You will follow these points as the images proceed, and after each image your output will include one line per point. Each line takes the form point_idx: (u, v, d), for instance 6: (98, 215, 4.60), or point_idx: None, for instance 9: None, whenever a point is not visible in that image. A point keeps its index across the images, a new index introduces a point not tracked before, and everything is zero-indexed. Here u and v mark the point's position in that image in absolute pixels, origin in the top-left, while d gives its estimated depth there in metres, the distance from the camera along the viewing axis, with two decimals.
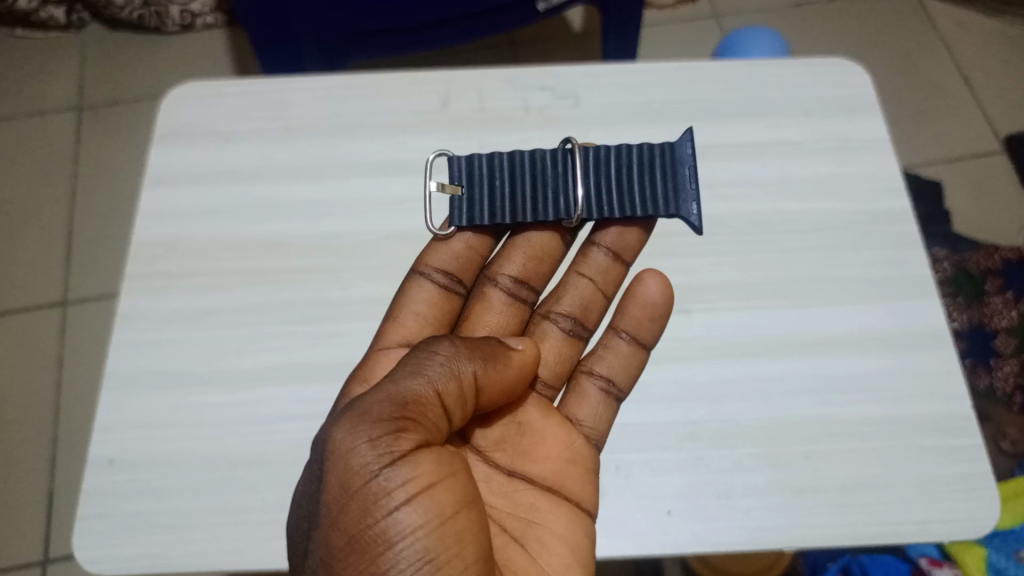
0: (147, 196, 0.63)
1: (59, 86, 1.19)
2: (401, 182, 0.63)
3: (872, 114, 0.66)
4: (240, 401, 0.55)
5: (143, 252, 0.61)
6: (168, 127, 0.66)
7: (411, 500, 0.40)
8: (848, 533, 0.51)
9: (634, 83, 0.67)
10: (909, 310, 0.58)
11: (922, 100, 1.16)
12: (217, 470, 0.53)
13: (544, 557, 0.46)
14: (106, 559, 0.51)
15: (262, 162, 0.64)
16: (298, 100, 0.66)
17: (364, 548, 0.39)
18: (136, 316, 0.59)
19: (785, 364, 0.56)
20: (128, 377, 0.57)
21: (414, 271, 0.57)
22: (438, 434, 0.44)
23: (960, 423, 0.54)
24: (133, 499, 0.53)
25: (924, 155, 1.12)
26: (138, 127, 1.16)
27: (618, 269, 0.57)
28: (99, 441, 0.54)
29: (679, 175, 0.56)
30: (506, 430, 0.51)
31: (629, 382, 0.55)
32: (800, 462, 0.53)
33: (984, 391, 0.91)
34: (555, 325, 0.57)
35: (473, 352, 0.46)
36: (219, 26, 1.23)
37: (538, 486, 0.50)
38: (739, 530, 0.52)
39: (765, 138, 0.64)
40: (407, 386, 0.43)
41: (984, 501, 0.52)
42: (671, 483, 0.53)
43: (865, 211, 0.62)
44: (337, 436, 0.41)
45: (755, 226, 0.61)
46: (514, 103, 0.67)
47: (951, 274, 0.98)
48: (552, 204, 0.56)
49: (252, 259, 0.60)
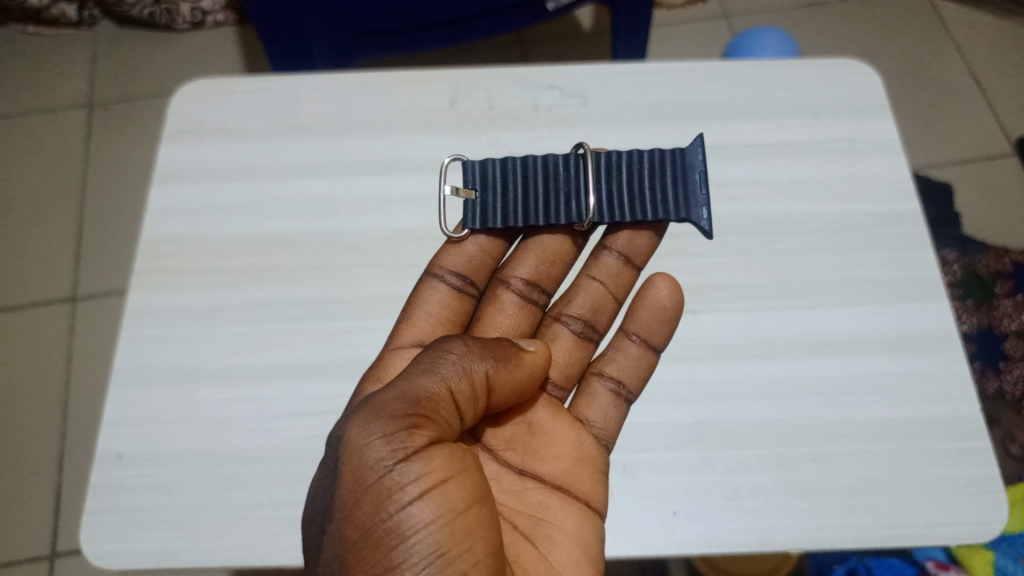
0: (158, 193, 0.63)
1: (70, 83, 1.19)
2: (410, 180, 0.63)
3: (883, 115, 0.66)
4: (248, 398, 0.56)
5: (152, 249, 0.61)
6: (179, 123, 0.66)
7: (423, 495, 0.40)
8: (854, 535, 0.51)
9: (644, 83, 0.67)
10: (917, 313, 0.58)
11: (932, 101, 1.16)
12: (225, 466, 0.53)
13: (553, 554, 0.46)
14: (113, 554, 0.52)
15: (272, 160, 0.64)
16: (309, 98, 0.67)
17: (377, 541, 0.39)
18: (145, 312, 0.59)
19: (794, 365, 0.56)
20: (137, 372, 0.57)
21: (426, 272, 0.57)
22: (450, 431, 0.44)
23: (970, 426, 0.54)
24: (141, 493, 0.53)
25: (934, 156, 1.11)
26: (148, 125, 1.16)
27: (628, 272, 0.57)
28: (108, 436, 0.55)
29: (690, 181, 0.56)
30: (517, 429, 0.51)
31: (639, 384, 0.54)
32: (806, 464, 0.53)
33: (993, 395, 0.91)
34: (566, 327, 0.57)
35: (484, 351, 0.46)
36: (230, 24, 1.24)
37: (547, 485, 0.50)
38: (746, 531, 0.52)
39: (774, 139, 0.64)
40: (419, 383, 0.43)
41: (991, 504, 0.52)
42: (676, 483, 0.53)
43: (875, 212, 0.62)
44: (351, 432, 0.41)
45: (764, 227, 0.61)
46: (523, 102, 0.67)
47: (960, 276, 0.98)
48: (564, 209, 0.56)
49: (262, 257, 0.61)
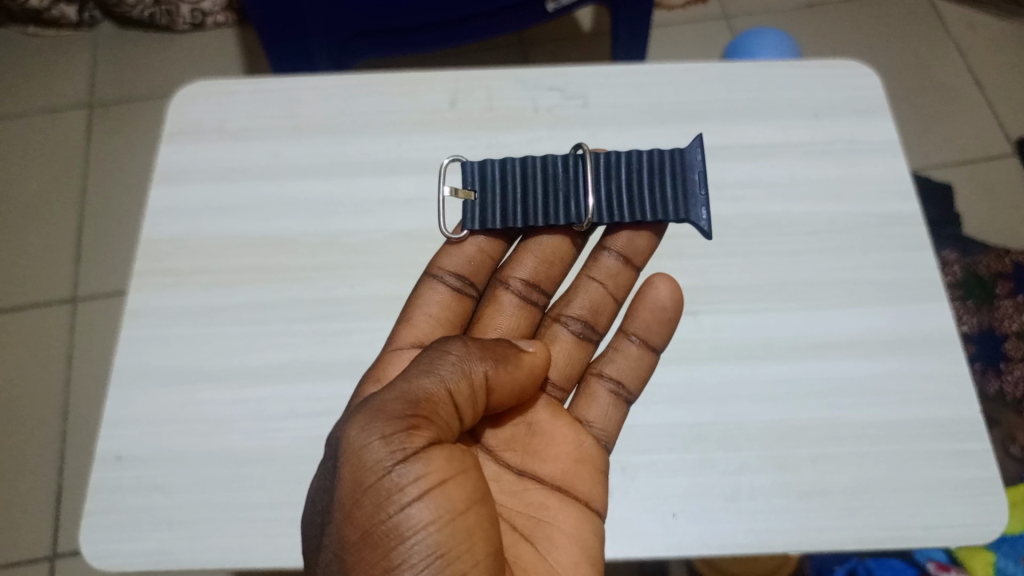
0: (157, 193, 0.63)
1: (71, 84, 1.19)
2: (409, 181, 0.63)
3: (883, 116, 0.66)
4: (247, 399, 0.56)
5: (151, 250, 0.61)
6: (179, 124, 0.66)
7: (423, 496, 0.40)
8: (854, 536, 0.51)
9: (644, 83, 0.67)
10: (918, 314, 0.58)
11: (933, 102, 1.16)
12: (225, 467, 0.53)
13: (554, 555, 0.46)
14: (113, 554, 0.52)
15: (272, 160, 0.64)
16: (309, 98, 0.67)
17: (377, 542, 0.39)
18: (145, 313, 0.59)
19: (794, 366, 0.56)
20: (136, 373, 0.57)
21: (426, 273, 0.57)
22: (449, 432, 0.44)
23: (970, 427, 0.54)
24: (141, 494, 0.53)
25: (935, 157, 1.11)
26: (149, 126, 1.16)
27: (628, 273, 0.57)
28: (107, 436, 0.55)
29: (689, 181, 0.56)
30: (516, 430, 0.51)
31: (639, 384, 0.54)
32: (806, 465, 0.53)
33: (994, 395, 0.90)
34: (565, 328, 0.57)
35: (484, 352, 0.46)
36: (230, 25, 1.24)
37: (547, 485, 0.50)
38: (745, 532, 0.52)
39: (774, 139, 0.64)
40: (419, 384, 0.43)
41: (992, 506, 0.52)
42: (676, 485, 0.53)
43: (874, 213, 0.62)
44: (350, 433, 0.41)
45: (764, 228, 0.61)
46: (523, 103, 0.67)
47: (960, 277, 0.98)
48: (563, 209, 0.56)
49: (261, 257, 0.61)
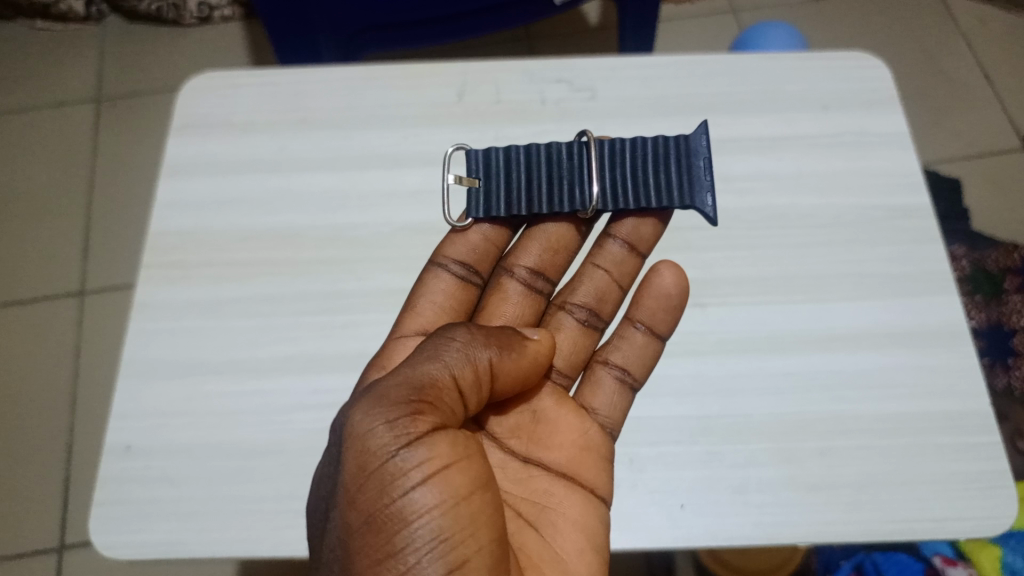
0: (163, 187, 0.64)
1: (78, 77, 1.20)
2: (416, 174, 0.63)
3: (893, 109, 0.65)
4: (253, 391, 0.56)
5: (160, 242, 0.62)
6: (187, 117, 0.67)
7: (427, 480, 0.40)
8: (862, 529, 0.51)
9: (651, 76, 0.66)
10: (926, 307, 0.58)
11: (943, 96, 1.15)
12: (232, 459, 0.53)
13: (559, 541, 0.47)
14: (123, 545, 0.52)
15: (278, 153, 0.64)
16: (316, 91, 0.67)
17: (381, 527, 0.39)
18: (153, 306, 0.59)
19: (800, 359, 0.56)
20: (143, 365, 0.57)
21: (431, 262, 0.57)
22: (454, 418, 0.44)
23: (979, 421, 0.54)
24: (149, 486, 0.53)
25: (943, 152, 1.10)
26: (155, 118, 1.17)
27: (633, 261, 0.57)
28: (116, 428, 0.55)
29: (694, 167, 0.57)
30: (521, 418, 0.51)
31: (644, 372, 0.54)
32: (814, 459, 0.53)
33: (1002, 391, 0.90)
34: (570, 316, 0.57)
35: (489, 339, 0.46)
36: (237, 19, 1.24)
37: (552, 472, 0.50)
38: (754, 526, 0.51)
39: (781, 132, 0.64)
40: (423, 370, 0.43)
41: (1001, 499, 0.51)
42: (683, 477, 0.53)
43: (882, 206, 0.61)
44: (355, 418, 0.41)
45: (770, 220, 0.61)
46: (529, 96, 0.67)
47: (969, 271, 0.98)
48: (568, 197, 0.56)
49: (268, 250, 0.61)
